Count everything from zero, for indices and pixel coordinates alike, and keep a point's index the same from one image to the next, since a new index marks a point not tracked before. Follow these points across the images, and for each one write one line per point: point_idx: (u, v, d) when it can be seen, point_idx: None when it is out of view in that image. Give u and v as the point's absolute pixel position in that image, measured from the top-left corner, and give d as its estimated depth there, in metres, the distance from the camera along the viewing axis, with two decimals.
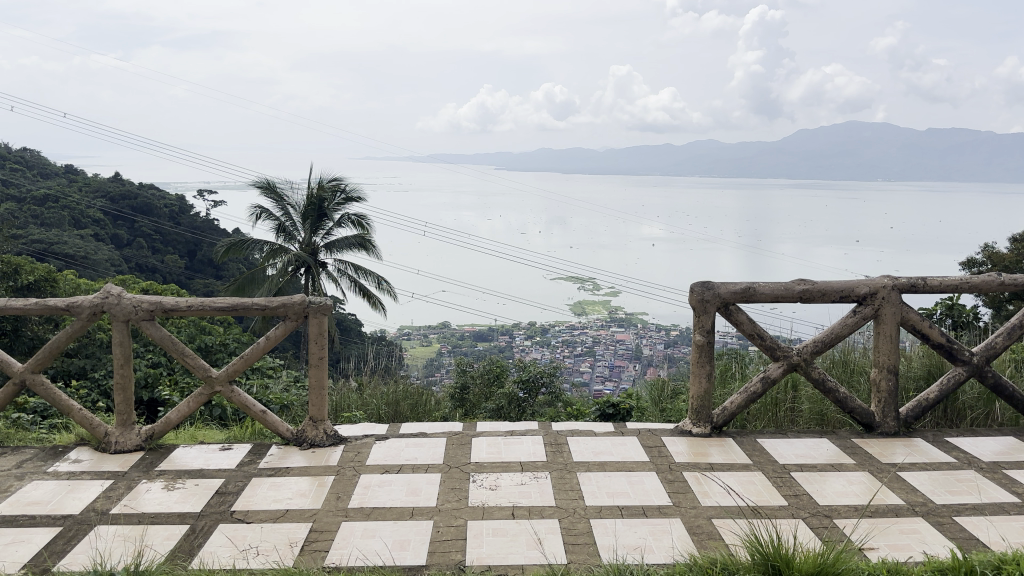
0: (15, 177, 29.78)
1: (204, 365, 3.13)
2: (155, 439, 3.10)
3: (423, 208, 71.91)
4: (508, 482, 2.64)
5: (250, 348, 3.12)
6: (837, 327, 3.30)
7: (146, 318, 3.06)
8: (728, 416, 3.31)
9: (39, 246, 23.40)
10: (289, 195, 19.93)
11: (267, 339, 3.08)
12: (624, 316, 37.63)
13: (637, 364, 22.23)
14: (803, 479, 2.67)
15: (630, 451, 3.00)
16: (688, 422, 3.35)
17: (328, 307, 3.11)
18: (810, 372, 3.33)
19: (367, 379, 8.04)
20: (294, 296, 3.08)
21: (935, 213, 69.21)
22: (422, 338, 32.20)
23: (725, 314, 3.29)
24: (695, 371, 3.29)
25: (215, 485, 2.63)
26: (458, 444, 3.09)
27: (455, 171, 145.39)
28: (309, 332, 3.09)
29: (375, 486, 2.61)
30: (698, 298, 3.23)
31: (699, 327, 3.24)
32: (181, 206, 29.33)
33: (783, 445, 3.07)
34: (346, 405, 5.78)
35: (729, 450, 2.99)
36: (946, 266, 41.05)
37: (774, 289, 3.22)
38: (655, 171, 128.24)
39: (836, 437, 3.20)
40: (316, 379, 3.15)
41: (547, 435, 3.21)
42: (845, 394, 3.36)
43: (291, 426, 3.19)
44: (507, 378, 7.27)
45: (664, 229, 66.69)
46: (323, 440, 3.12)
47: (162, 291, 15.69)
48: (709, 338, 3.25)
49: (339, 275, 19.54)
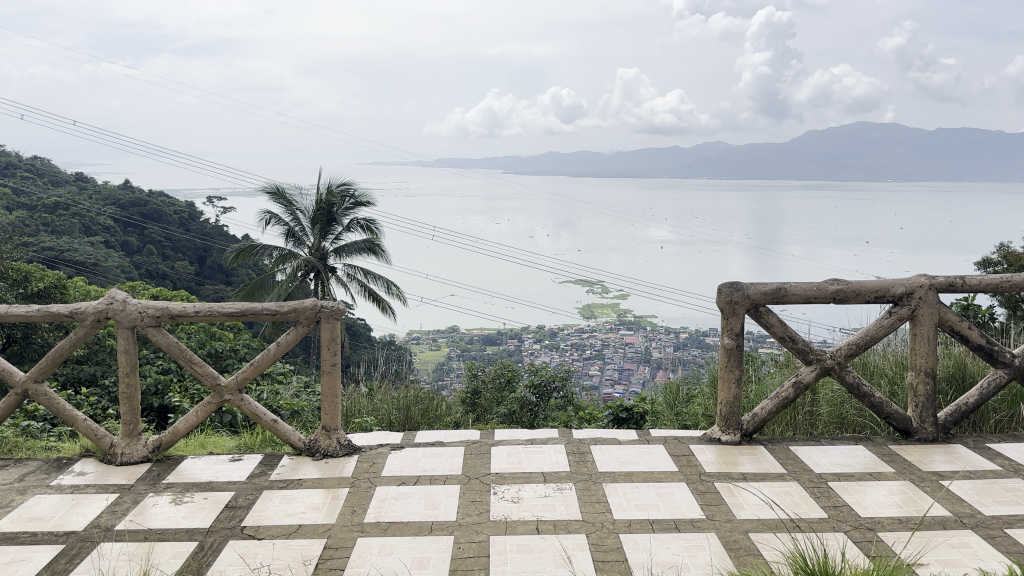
0: (26, 185, 29.94)
1: (212, 374, 3.05)
2: (162, 450, 3.02)
3: (431, 212, 71.98)
4: (532, 494, 2.55)
5: (261, 355, 3.03)
6: (872, 329, 3.19)
7: (153, 325, 2.98)
8: (758, 423, 3.21)
9: (50, 254, 23.51)
10: (298, 200, 19.88)
11: (278, 345, 2.99)
12: (633, 318, 37.56)
13: (647, 368, 22.16)
14: (841, 489, 2.56)
15: (658, 460, 2.89)
16: (716, 428, 3.25)
17: (340, 312, 3.02)
18: (843, 376, 3.23)
19: (376, 387, 7.98)
20: (306, 300, 3.00)
21: (946, 214, 68.79)
22: (431, 342, 32.20)
23: (755, 316, 3.18)
24: (724, 376, 3.18)
25: (226, 498, 2.54)
26: (477, 454, 3.00)
27: (462, 175, 145.51)
28: (322, 337, 3.00)
29: (391, 500, 2.52)
30: (727, 298, 3.13)
31: (728, 330, 3.13)
32: (191, 213, 29.43)
33: (817, 453, 2.96)
34: (360, 411, 5.81)
35: (762, 459, 2.89)
36: (958, 267, 40.76)
37: (806, 289, 3.12)
38: (663, 173, 127.93)
39: (871, 444, 3.09)
40: (329, 388, 3.06)
41: (568, 444, 3.11)
42: (879, 399, 3.24)
43: (303, 435, 3.10)
44: (518, 383, 7.18)
45: (673, 232, 66.56)
46: (337, 449, 3.04)
47: (171, 298, 15.72)
48: (738, 341, 3.14)
49: (348, 279, 19.68)
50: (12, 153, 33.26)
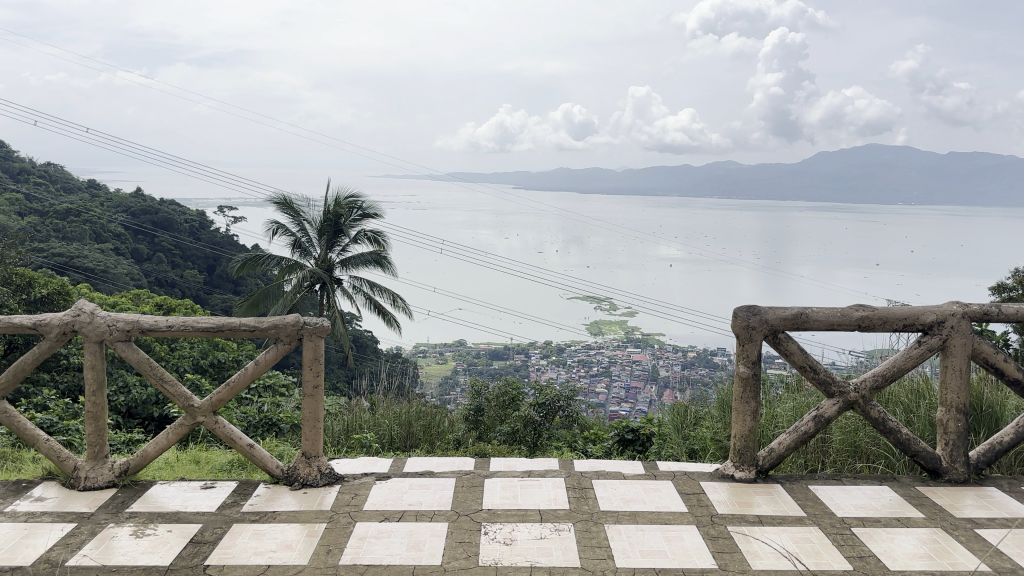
0: (39, 191, 30.10)
1: (186, 394, 2.89)
2: (130, 475, 2.88)
3: (441, 226, 72.04)
4: (526, 536, 2.37)
5: (239, 374, 2.88)
6: (899, 360, 3.01)
7: (123, 340, 2.84)
8: (774, 459, 3.03)
9: (60, 260, 23.51)
10: (306, 210, 19.82)
11: (257, 364, 2.83)
12: (641, 336, 37.42)
13: (654, 387, 22.00)
14: (863, 536, 2.38)
15: (664, 499, 2.72)
16: (730, 464, 3.07)
17: (323, 330, 2.85)
18: (868, 411, 3.04)
19: (382, 400, 7.79)
20: (287, 316, 2.84)
21: (957, 237, 68.47)
22: (438, 356, 32.13)
23: (772, 342, 3.01)
24: (738, 407, 3.01)
25: (192, 532, 2.38)
26: (469, 487, 2.82)
27: (473, 189, 145.88)
28: (304, 356, 2.83)
29: (371, 538, 2.35)
30: (743, 324, 2.96)
31: (744, 357, 2.96)
32: (201, 221, 29.48)
33: (838, 493, 2.77)
34: (358, 426, 5.89)
35: (778, 499, 2.71)
36: (969, 292, 40.46)
37: (829, 315, 2.94)
38: (673, 191, 127.90)
39: (898, 483, 2.91)
40: (310, 411, 2.91)
41: (568, 478, 2.94)
42: (907, 436, 3.06)
43: (282, 462, 2.94)
44: (522, 401, 6.98)
45: (682, 250, 66.46)
46: (316, 479, 2.87)
47: (177, 308, 15.66)
48: (754, 369, 2.97)
49: (354, 291, 19.51)
50: (26, 159, 33.48)
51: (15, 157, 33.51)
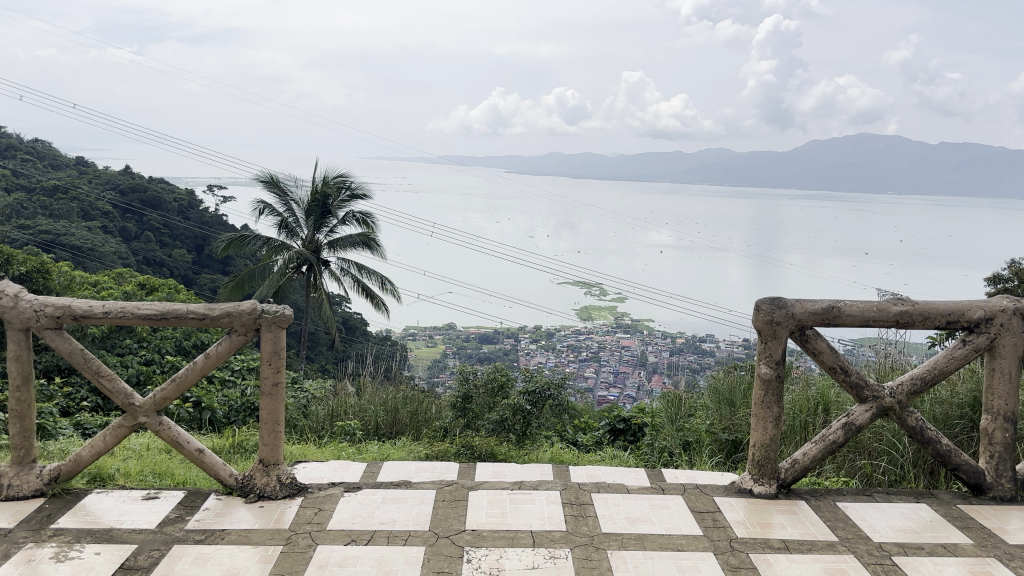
0: (26, 167, 29.57)
1: (126, 392, 2.71)
2: (61, 482, 2.75)
3: (433, 209, 71.54)
4: (514, 565, 2.15)
5: (188, 367, 2.67)
6: (943, 361, 2.79)
7: (53, 328, 2.66)
8: (799, 472, 2.80)
9: (46, 237, 23.11)
10: (293, 190, 19.45)
11: (208, 358, 2.60)
12: (630, 322, 37.34)
13: (644, 374, 21.96)
14: (902, 568, 2.20)
15: (673, 518, 2.52)
16: (748, 478, 2.84)
17: (285, 319, 2.62)
18: (904, 418, 2.82)
19: (374, 384, 7.61)
20: (241, 303, 2.61)
21: (947, 229, 68.58)
22: (427, 339, 31.94)
23: (799, 339, 2.76)
24: (761, 412, 2.75)
25: (125, 558, 2.19)
26: (453, 502, 2.61)
27: (465, 172, 145.04)
28: (263, 349, 2.60)
29: (335, 567, 2.13)
30: (766, 318, 2.71)
31: (766, 357, 2.71)
32: (191, 201, 29.03)
33: (873, 513, 2.60)
34: (345, 411, 6.62)
35: (805, 519, 2.53)
36: (958, 287, 40.48)
37: (865, 310, 2.70)
38: (665, 178, 127.60)
39: (935, 501, 2.73)
40: (270, 412, 2.70)
41: (563, 491, 2.73)
42: (946, 448, 2.85)
43: (236, 471, 2.74)
44: (511, 389, 6.65)
45: (673, 236, 66.38)
46: (277, 490, 2.67)
47: (161, 287, 15.31)
48: (778, 370, 2.71)
49: (342, 273, 19.17)
50: (13, 136, 32.89)
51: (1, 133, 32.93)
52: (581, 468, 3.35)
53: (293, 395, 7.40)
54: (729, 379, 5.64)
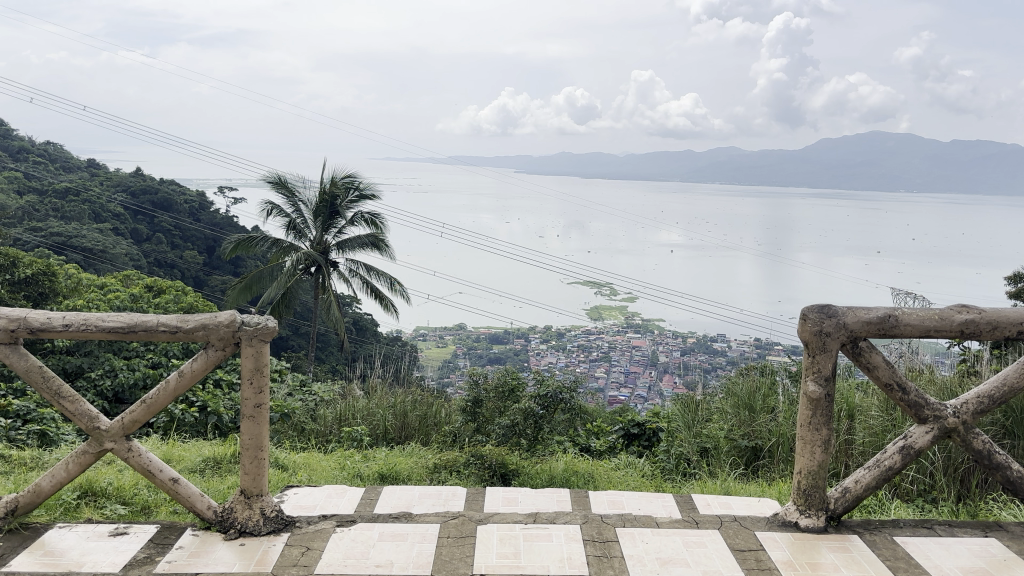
0: (38, 170, 29.58)
1: (91, 413, 2.52)
2: (19, 516, 2.60)
3: (443, 210, 71.43)
4: None
5: (159, 389, 2.47)
6: (1009, 378, 2.54)
7: (8, 344, 2.46)
8: (849, 502, 2.58)
9: (58, 239, 23.10)
10: (302, 191, 19.28)
11: (183, 375, 2.41)
12: (641, 321, 37.08)
13: (655, 374, 21.77)
14: None
15: (700, 558, 2.31)
16: (794, 509, 2.62)
17: (269, 333, 2.43)
18: (968, 440, 2.57)
19: (385, 387, 7.41)
20: (220, 316, 2.42)
21: (959, 227, 67.97)
22: (438, 339, 31.83)
23: (852, 351, 2.51)
24: (808, 435, 2.52)
25: None
26: (460, 539, 2.43)
27: (475, 173, 144.99)
28: (244, 365, 2.42)
29: None
30: (814, 330, 2.47)
31: (816, 374, 2.46)
32: (202, 203, 28.95)
33: (932, 551, 2.41)
34: (352, 415, 6.56)
35: (858, 558, 2.33)
36: (971, 286, 40.05)
37: (926, 320, 2.45)
38: (675, 177, 127.14)
39: (1002, 536, 2.54)
40: (253, 438, 2.52)
41: (584, 525, 2.54)
42: (1014, 472, 2.60)
43: (216, 503, 2.57)
44: (522, 392, 6.38)
45: (683, 236, 66.04)
46: (259, 526, 2.50)
47: (169, 288, 15.20)
48: (828, 388, 2.47)
49: (350, 275, 19.04)
50: (25, 139, 32.94)
51: (13, 136, 32.99)
52: (601, 491, 3.14)
53: (299, 398, 7.20)
54: (750, 383, 5.38)
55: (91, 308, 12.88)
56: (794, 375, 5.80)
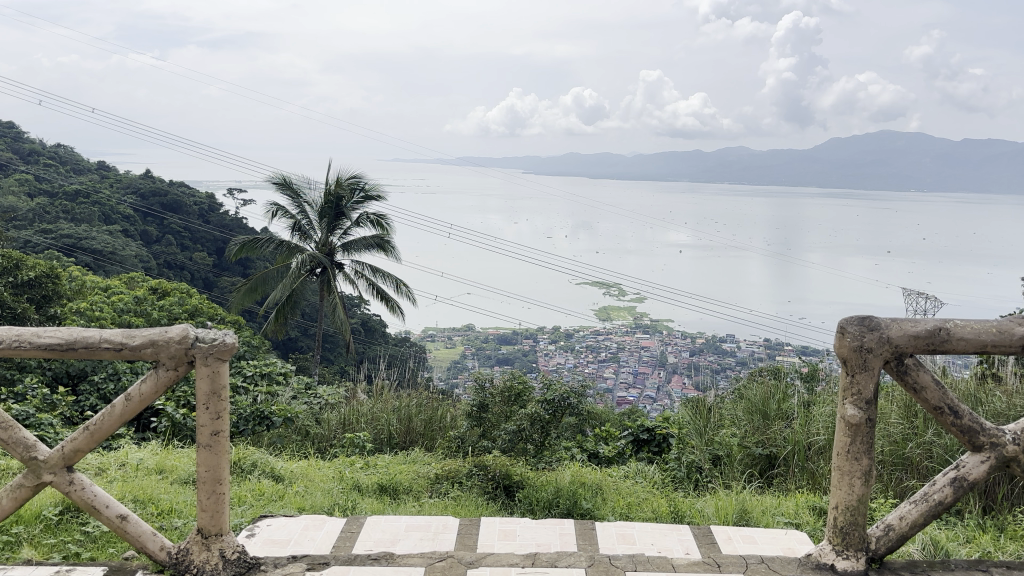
0: (49, 172, 29.61)
1: (28, 441, 2.18)
2: None
3: (451, 211, 71.37)
4: None
5: (103, 413, 2.13)
6: None
7: None
8: (891, 544, 2.15)
9: (68, 241, 22.97)
10: (306, 192, 19.14)
11: (131, 398, 2.08)
12: (650, 322, 36.85)
13: (664, 376, 21.53)
14: None
15: None
16: (827, 550, 2.21)
17: (229, 353, 2.11)
18: None
19: (392, 389, 7.27)
20: (172, 333, 2.08)
21: (969, 226, 67.55)
22: (446, 340, 31.71)
23: (896, 371, 2.06)
24: (841, 462, 2.08)
25: None
26: None
27: (483, 174, 145.07)
28: (201, 387, 2.10)
29: None
30: (852, 344, 2.04)
31: (852, 397, 2.04)
32: (210, 204, 28.84)
33: None
34: (357, 420, 6.43)
35: None
36: (982, 287, 39.71)
37: (979, 333, 2.04)
38: (684, 176, 126.81)
39: None
40: (210, 470, 2.21)
41: (592, 567, 2.36)
42: None
43: (170, 542, 2.28)
44: (529, 397, 6.15)
45: (692, 236, 65.77)
46: (218, 570, 2.22)
47: (174, 291, 15.05)
48: (867, 414, 2.04)
49: (356, 276, 18.84)
50: (36, 142, 32.99)
51: (24, 138, 33.04)
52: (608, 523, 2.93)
53: (304, 401, 7.01)
54: (768, 388, 5.10)
55: (96, 309, 12.76)
56: (807, 376, 5.64)
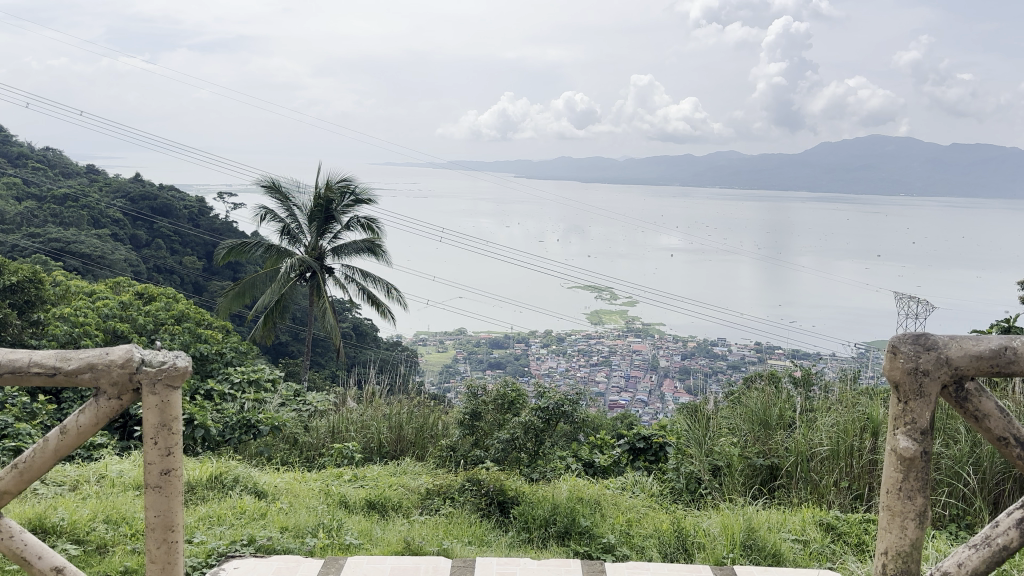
0: (37, 176, 29.20)
1: None
2: None
3: (444, 215, 71.15)
4: None
5: (29, 450, 1.68)
6: None
7: None
8: None
9: (56, 245, 22.60)
10: (296, 196, 18.90)
11: (61, 432, 1.63)
12: (642, 325, 36.71)
13: (655, 379, 21.31)
14: None
15: None
16: None
17: (182, 376, 1.68)
18: None
19: (383, 396, 6.97)
20: (114, 353, 1.64)
21: (959, 230, 67.77)
22: (438, 344, 31.47)
23: (956, 395, 1.47)
24: (888, 507, 1.47)
25: None
26: None
27: (476, 178, 144.97)
28: (147, 419, 1.67)
29: None
30: (906, 362, 1.45)
31: (902, 425, 1.45)
32: (201, 208, 28.49)
33: None
34: (347, 428, 6.15)
35: None
36: (971, 291, 39.77)
37: None
38: (676, 182, 127.10)
39: None
40: (162, 516, 1.77)
41: None
42: None
43: None
44: (524, 405, 5.83)
45: (684, 239, 65.73)
46: None
47: (160, 295, 14.79)
48: (926, 448, 1.43)
49: (346, 280, 18.45)
50: (24, 145, 32.58)
51: (13, 141, 32.59)
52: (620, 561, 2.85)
53: (293, 408, 6.73)
54: (773, 395, 4.79)
55: (81, 314, 12.47)
56: (802, 380, 5.50)
